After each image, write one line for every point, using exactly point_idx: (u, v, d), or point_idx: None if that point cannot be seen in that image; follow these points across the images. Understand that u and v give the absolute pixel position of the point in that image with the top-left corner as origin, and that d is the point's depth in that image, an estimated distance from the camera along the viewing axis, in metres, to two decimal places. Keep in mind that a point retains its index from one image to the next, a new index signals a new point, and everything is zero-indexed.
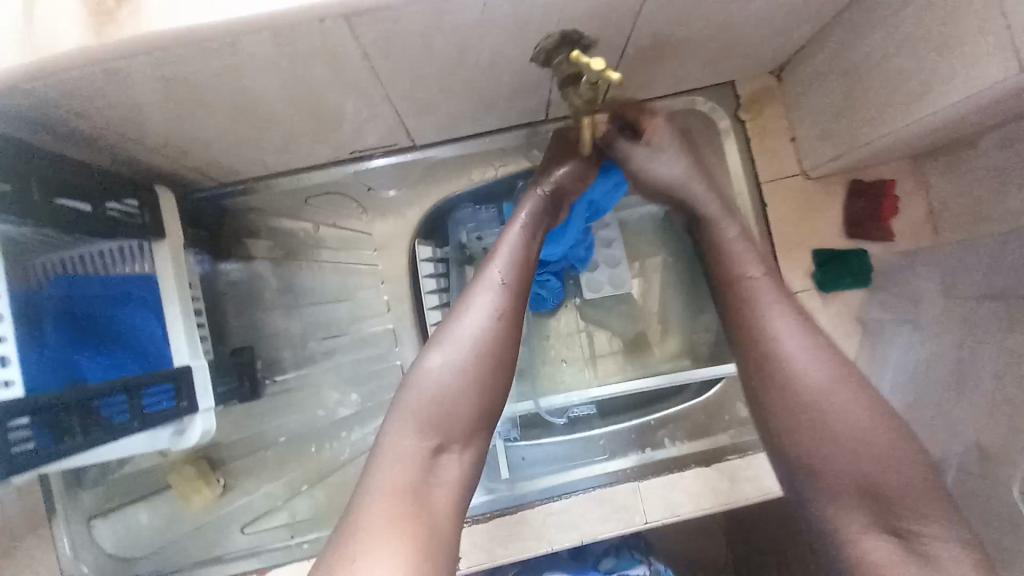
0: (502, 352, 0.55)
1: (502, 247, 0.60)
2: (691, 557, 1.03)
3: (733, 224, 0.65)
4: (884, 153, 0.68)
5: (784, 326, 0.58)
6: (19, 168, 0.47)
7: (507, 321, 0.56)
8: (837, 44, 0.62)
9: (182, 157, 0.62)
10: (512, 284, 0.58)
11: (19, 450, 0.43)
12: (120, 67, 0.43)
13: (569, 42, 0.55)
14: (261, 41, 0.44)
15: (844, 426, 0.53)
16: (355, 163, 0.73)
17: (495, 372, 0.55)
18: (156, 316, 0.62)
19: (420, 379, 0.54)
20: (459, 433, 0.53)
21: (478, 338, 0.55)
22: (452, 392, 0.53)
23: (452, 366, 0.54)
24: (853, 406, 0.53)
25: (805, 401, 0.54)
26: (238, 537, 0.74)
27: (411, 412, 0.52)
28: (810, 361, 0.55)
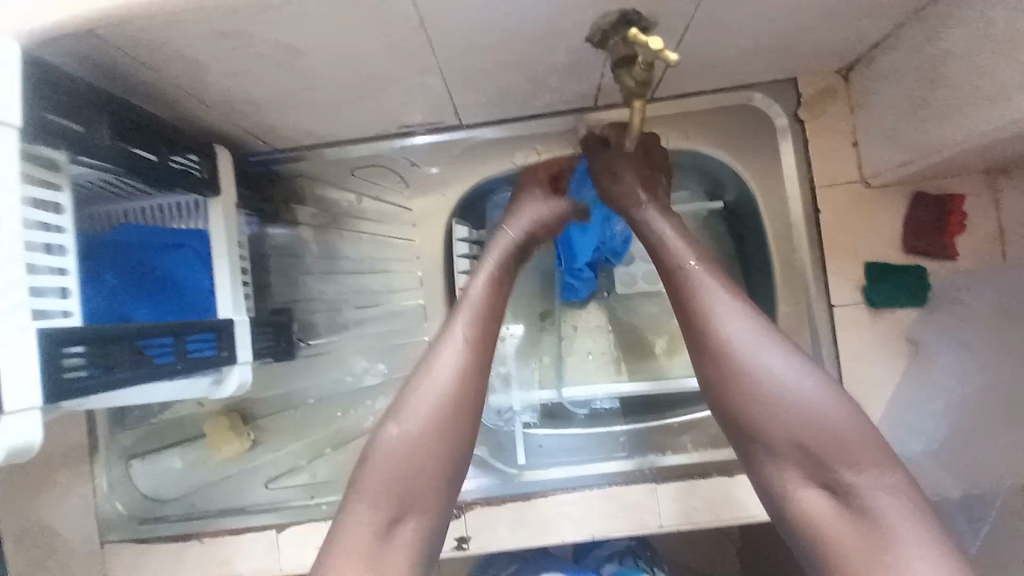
0: (461, 409, 0.55)
1: (466, 303, 0.61)
2: (699, 568, 1.01)
3: (670, 220, 0.64)
4: (956, 163, 0.63)
5: (714, 291, 0.57)
6: (95, 112, 0.51)
7: (471, 374, 0.56)
8: (915, 41, 0.58)
9: (238, 117, 0.64)
10: (472, 336, 0.58)
11: (72, 375, 0.46)
12: (186, 19, 0.45)
13: (626, 22, 0.53)
14: (321, 0, 0.45)
15: (778, 386, 0.52)
16: (399, 138, 0.74)
17: (450, 431, 0.54)
18: (205, 268, 0.65)
19: (379, 451, 0.53)
20: (421, 499, 0.52)
21: (439, 400, 0.54)
22: (408, 457, 0.53)
23: (410, 436, 0.53)
24: (787, 372, 0.52)
25: (738, 370, 0.54)
26: (261, 491, 0.77)
27: (367, 487, 0.51)
28: (743, 327, 0.54)
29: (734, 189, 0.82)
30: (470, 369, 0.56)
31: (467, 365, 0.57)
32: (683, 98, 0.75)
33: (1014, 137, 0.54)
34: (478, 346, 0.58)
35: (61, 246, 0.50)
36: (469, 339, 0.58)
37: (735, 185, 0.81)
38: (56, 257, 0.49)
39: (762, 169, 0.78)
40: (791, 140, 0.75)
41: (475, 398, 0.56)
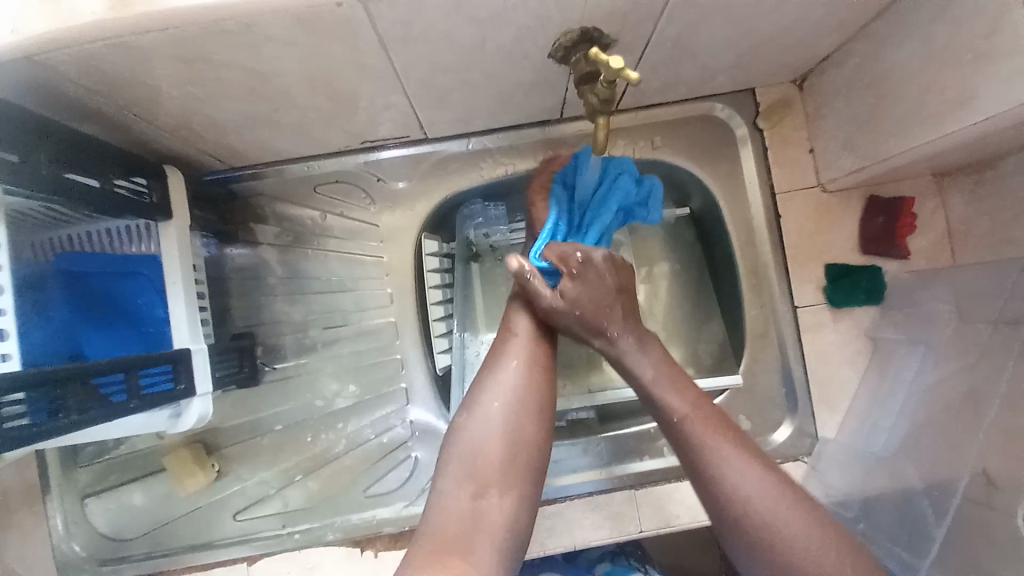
0: (531, 396, 0.56)
1: (526, 295, 0.65)
2: (683, 567, 1.02)
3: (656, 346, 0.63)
4: (906, 169, 0.66)
5: (738, 467, 0.53)
6: (25, 139, 0.47)
7: (545, 363, 0.59)
8: (863, 56, 0.61)
9: (193, 139, 0.62)
10: (528, 330, 0.61)
11: (11, 424, 0.43)
12: (135, 41, 0.43)
13: (588, 40, 0.54)
14: (278, 23, 0.44)
15: (819, 568, 0.48)
16: (367, 153, 0.73)
17: (528, 412, 0.56)
18: (158, 296, 0.62)
19: (459, 444, 0.54)
20: (502, 483, 0.51)
21: (518, 383, 0.57)
22: (494, 436, 0.53)
23: (493, 417, 0.54)
24: (809, 533, 0.49)
25: (753, 533, 0.50)
26: (229, 523, 0.74)
27: (454, 467, 0.52)
28: (775, 511, 0.50)
29: (699, 198, 0.82)
30: (536, 361, 0.59)
31: (531, 361, 0.59)
32: (649, 108, 0.76)
33: (961, 147, 0.57)
34: (538, 344, 0.60)
35: None
36: (524, 341, 0.60)
37: (699, 194, 0.82)
38: None
39: (725, 176, 0.78)
40: (751, 149, 0.77)
41: (543, 386, 0.58)
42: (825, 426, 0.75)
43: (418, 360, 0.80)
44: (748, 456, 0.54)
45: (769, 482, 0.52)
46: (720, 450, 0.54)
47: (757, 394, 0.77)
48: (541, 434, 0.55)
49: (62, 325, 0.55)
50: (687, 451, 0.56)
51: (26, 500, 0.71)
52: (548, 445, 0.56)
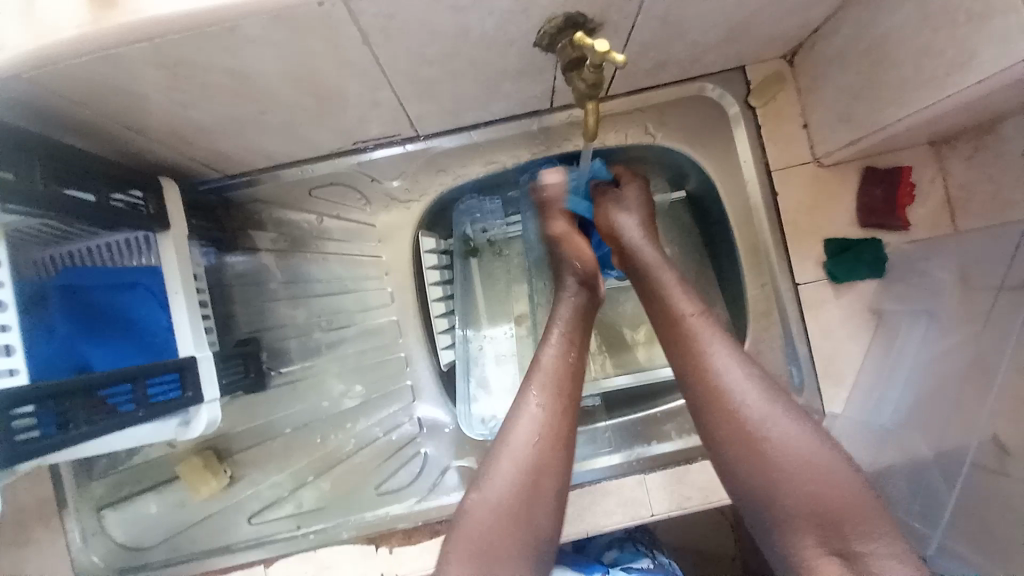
0: (550, 474, 0.56)
1: (540, 365, 0.63)
2: (696, 549, 1.02)
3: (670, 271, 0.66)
4: (900, 138, 0.66)
5: (726, 358, 0.58)
6: (22, 157, 0.48)
7: (556, 440, 0.58)
8: (851, 24, 0.60)
9: (185, 147, 0.63)
10: (549, 400, 0.60)
11: (24, 437, 0.44)
12: (119, 52, 0.44)
13: (572, 25, 0.54)
14: (259, 23, 0.44)
15: (799, 458, 0.52)
16: (356, 154, 0.72)
17: (543, 495, 0.55)
18: (161, 307, 0.63)
19: (468, 523, 0.54)
20: (510, 567, 0.52)
21: (525, 464, 0.56)
22: (501, 528, 0.53)
23: (495, 504, 0.54)
24: (794, 427, 0.54)
25: (740, 421, 0.55)
26: (245, 527, 0.74)
27: (461, 555, 0.52)
28: (760, 400, 0.55)
29: (695, 179, 0.83)
30: (555, 436, 0.58)
31: (548, 431, 0.58)
32: (635, 94, 0.75)
33: (952, 112, 0.57)
34: (557, 412, 0.59)
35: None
36: (545, 403, 0.60)
37: (695, 175, 0.82)
38: None
39: (718, 155, 0.78)
40: (745, 127, 0.76)
41: (561, 466, 0.57)
42: (832, 402, 0.74)
43: (423, 357, 0.81)
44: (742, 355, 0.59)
45: (753, 371, 0.57)
46: (718, 359, 0.58)
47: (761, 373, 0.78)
48: (552, 515, 0.55)
49: (63, 341, 0.55)
50: (688, 356, 0.60)
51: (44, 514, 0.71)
52: (557, 523, 0.56)
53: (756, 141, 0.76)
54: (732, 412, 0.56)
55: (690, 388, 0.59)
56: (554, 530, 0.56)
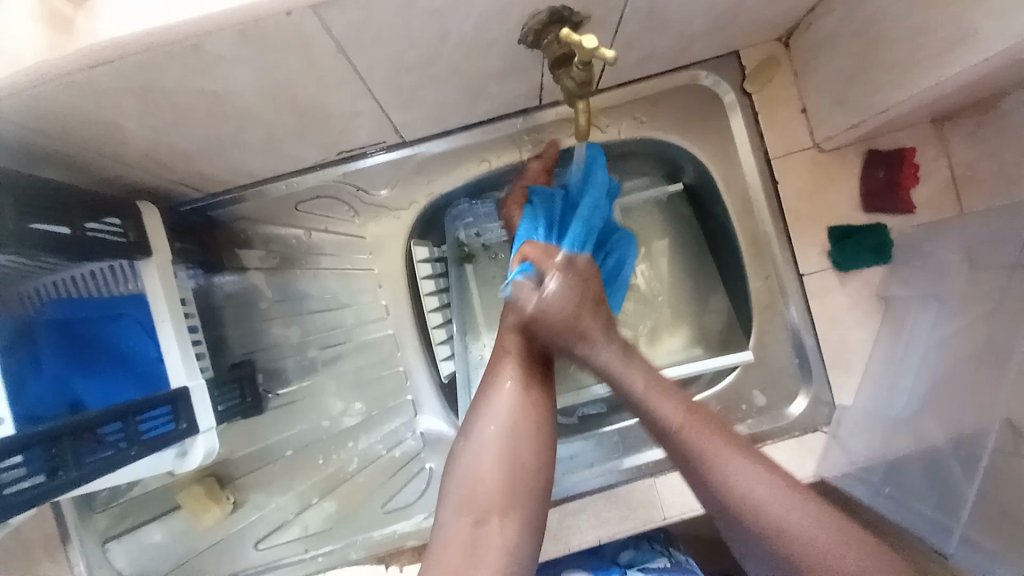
0: (530, 410, 0.59)
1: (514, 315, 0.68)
2: (711, 539, 1.02)
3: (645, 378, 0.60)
4: (903, 119, 0.64)
5: (735, 464, 0.53)
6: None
7: (535, 384, 0.61)
8: (850, 4, 0.57)
9: (161, 171, 0.60)
10: (522, 343, 0.64)
11: (13, 489, 0.42)
12: (80, 76, 0.42)
13: (558, 19, 0.52)
14: (228, 40, 0.42)
15: (817, 558, 0.48)
16: (349, 162, 0.70)
17: (527, 433, 0.58)
18: (147, 335, 0.61)
19: (458, 464, 0.57)
20: (501, 504, 0.53)
21: (511, 396, 0.60)
22: (494, 459, 0.56)
23: (486, 441, 0.57)
24: (801, 516, 0.50)
25: (750, 526, 0.51)
26: (252, 552, 0.73)
27: (457, 499, 0.54)
28: (761, 495, 0.51)
29: (693, 171, 0.80)
30: (532, 377, 0.62)
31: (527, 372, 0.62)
32: (630, 84, 0.73)
33: (957, 91, 0.55)
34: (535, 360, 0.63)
35: None
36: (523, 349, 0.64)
37: (692, 167, 0.79)
38: None
39: (713, 144, 0.75)
40: (741, 115, 0.73)
41: (540, 402, 0.60)
42: (842, 394, 0.73)
43: (422, 368, 0.80)
44: (740, 451, 0.54)
45: (766, 476, 0.52)
46: (722, 462, 0.54)
47: (767, 364, 0.76)
48: (536, 447, 0.57)
49: (54, 377, 0.52)
50: (690, 469, 0.55)
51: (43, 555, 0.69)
52: (547, 459, 0.58)
53: (753, 129, 0.73)
54: (750, 528, 0.51)
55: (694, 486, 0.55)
56: (544, 464, 0.57)
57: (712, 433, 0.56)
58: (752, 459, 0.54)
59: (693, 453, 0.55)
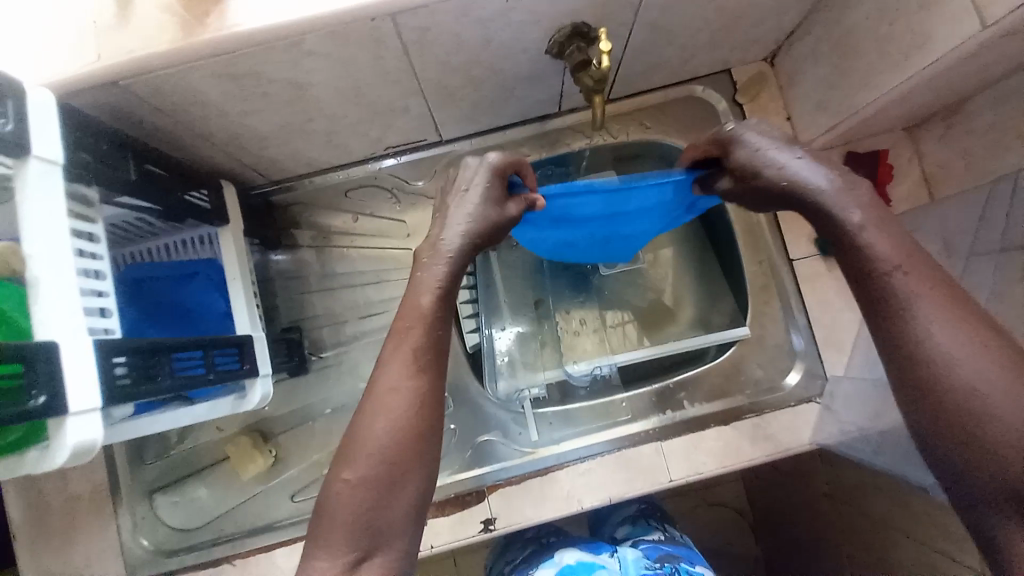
0: (423, 443, 0.51)
1: (404, 321, 0.53)
2: (720, 549, 1.14)
3: (852, 207, 0.49)
4: (875, 123, 0.74)
5: (937, 318, 0.45)
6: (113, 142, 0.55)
7: (428, 405, 0.51)
8: (824, 24, 0.69)
9: (240, 153, 0.72)
10: (422, 362, 0.52)
11: (121, 384, 0.48)
12: (201, 64, 0.53)
13: (579, 34, 0.63)
14: (321, 37, 0.53)
15: (1014, 429, 0.41)
16: (374, 162, 0.83)
17: (409, 473, 0.50)
18: (218, 292, 0.70)
19: (334, 497, 0.49)
20: (388, 534, 0.49)
21: (397, 419, 0.50)
22: (374, 493, 0.49)
23: (367, 477, 0.49)
24: (1009, 379, 0.42)
25: (945, 383, 0.43)
26: (287, 505, 0.79)
27: (333, 531, 0.48)
28: (962, 349, 0.43)
29: None
30: (427, 399, 0.51)
31: (423, 396, 0.51)
32: (637, 94, 0.85)
33: (912, 94, 0.65)
34: (433, 376, 0.52)
35: (99, 271, 0.52)
36: (418, 365, 0.52)
37: None
38: (96, 281, 0.51)
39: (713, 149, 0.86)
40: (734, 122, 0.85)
41: (432, 433, 0.51)
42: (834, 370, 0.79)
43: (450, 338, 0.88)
44: (952, 315, 0.45)
45: (978, 338, 0.44)
46: (923, 310, 0.45)
47: (766, 345, 0.82)
48: (426, 475, 0.51)
49: (129, 327, 0.62)
50: (882, 320, 0.47)
51: (92, 508, 0.74)
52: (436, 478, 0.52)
53: None
54: (921, 383, 0.45)
55: (884, 343, 0.47)
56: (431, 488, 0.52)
57: (925, 284, 0.46)
58: (958, 314, 0.45)
59: (891, 295, 0.46)
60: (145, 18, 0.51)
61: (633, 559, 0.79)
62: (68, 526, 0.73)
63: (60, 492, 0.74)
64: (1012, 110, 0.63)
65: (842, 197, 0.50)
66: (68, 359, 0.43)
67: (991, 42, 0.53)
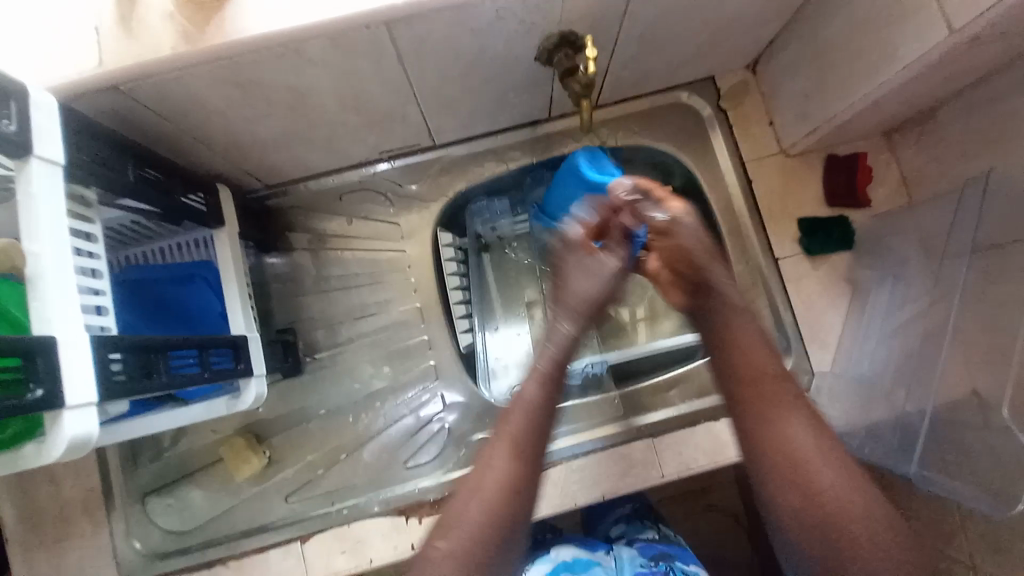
0: (511, 524, 0.58)
1: (518, 408, 0.65)
2: (714, 551, 1.14)
3: (733, 289, 0.67)
4: (854, 128, 0.77)
5: (784, 379, 0.61)
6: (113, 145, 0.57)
7: (523, 490, 0.60)
8: (803, 35, 0.72)
9: (238, 158, 0.73)
10: (518, 450, 0.62)
11: (117, 380, 0.49)
12: (203, 70, 0.54)
13: (567, 42, 0.65)
14: (320, 45, 0.55)
15: (820, 467, 0.56)
16: (370, 166, 0.85)
17: (498, 552, 0.56)
18: (213, 293, 0.72)
19: (425, 561, 0.56)
20: None
21: (498, 494, 0.59)
22: (466, 563, 0.55)
23: (460, 549, 0.56)
24: (821, 431, 0.58)
25: (754, 425, 0.60)
26: (281, 506, 0.79)
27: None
28: (795, 401, 0.60)
29: (682, 174, 0.91)
30: (523, 482, 0.60)
31: (518, 481, 0.60)
32: (626, 100, 0.87)
33: (889, 99, 0.68)
34: (527, 463, 0.61)
35: (95, 270, 0.53)
36: (512, 453, 0.62)
37: (681, 170, 0.90)
38: (93, 279, 0.52)
39: (699, 154, 0.88)
40: (719, 128, 0.87)
41: (521, 515, 0.59)
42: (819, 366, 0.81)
43: (444, 339, 0.88)
44: (786, 380, 0.61)
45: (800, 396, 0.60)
46: (762, 372, 0.62)
47: (751, 342, 0.84)
48: (511, 553, 0.58)
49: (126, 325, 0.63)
50: (729, 380, 0.64)
51: (86, 512, 0.75)
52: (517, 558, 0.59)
53: (730, 138, 0.87)
54: (747, 423, 0.61)
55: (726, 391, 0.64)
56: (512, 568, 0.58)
57: (765, 355, 0.63)
58: (790, 380, 0.61)
59: (742, 359, 0.63)
60: (149, 28, 0.52)
61: (629, 558, 0.80)
62: (61, 532, 0.73)
63: (55, 497, 0.74)
64: (980, 115, 0.66)
65: (713, 278, 0.67)
66: (69, 354, 0.44)
67: (959, 51, 0.56)
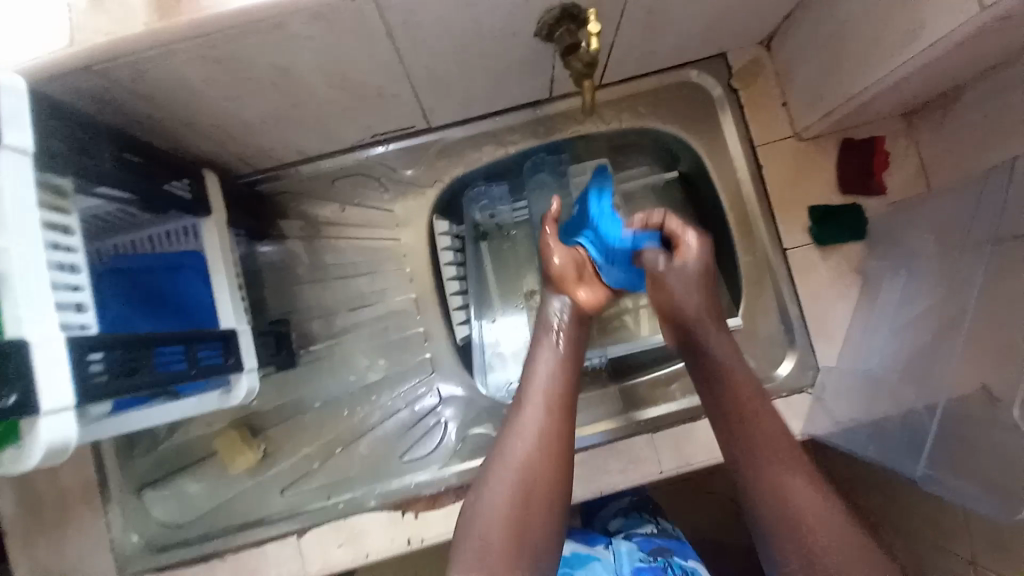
0: (556, 441, 0.59)
1: (549, 337, 0.68)
2: (713, 537, 1.14)
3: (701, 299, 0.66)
4: (872, 110, 0.73)
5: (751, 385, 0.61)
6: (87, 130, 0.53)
7: (564, 411, 0.61)
8: (821, 9, 0.67)
9: (224, 142, 0.70)
10: (553, 367, 0.64)
11: (97, 381, 0.47)
12: (179, 47, 0.50)
13: (569, 15, 0.60)
14: (304, 20, 0.51)
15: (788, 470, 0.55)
16: (369, 148, 0.81)
17: (551, 467, 0.57)
18: (203, 283, 0.69)
19: (481, 485, 0.58)
20: (521, 516, 0.55)
21: (538, 416, 0.60)
22: (515, 476, 0.56)
23: (508, 465, 0.57)
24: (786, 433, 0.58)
25: (728, 432, 0.60)
26: (277, 499, 0.78)
27: (477, 513, 0.55)
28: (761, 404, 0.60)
29: (688, 158, 0.87)
30: (560, 399, 0.62)
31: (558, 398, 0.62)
32: (631, 80, 0.83)
33: (911, 79, 0.63)
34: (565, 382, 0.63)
35: (74, 265, 0.51)
36: (550, 371, 0.64)
37: (688, 154, 0.87)
38: (70, 274, 0.50)
39: (707, 136, 0.84)
40: (729, 109, 0.83)
41: (563, 431, 0.60)
42: (825, 357, 0.80)
43: (440, 331, 0.86)
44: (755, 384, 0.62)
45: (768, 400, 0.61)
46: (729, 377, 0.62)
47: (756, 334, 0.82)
48: (558, 468, 0.58)
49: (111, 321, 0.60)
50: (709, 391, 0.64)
51: (81, 501, 0.74)
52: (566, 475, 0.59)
53: (740, 120, 0.83)
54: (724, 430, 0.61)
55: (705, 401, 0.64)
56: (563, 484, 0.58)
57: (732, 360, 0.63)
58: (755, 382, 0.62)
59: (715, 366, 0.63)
60: (119, 1, 0.48)
61: (627, 551, 0.80)
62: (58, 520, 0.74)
63: (50, 486, 0.74)
64: (1008, 96, 0.62)
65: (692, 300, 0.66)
66: (43, 359, 0.42)
67: (993, 26, 0.51)
